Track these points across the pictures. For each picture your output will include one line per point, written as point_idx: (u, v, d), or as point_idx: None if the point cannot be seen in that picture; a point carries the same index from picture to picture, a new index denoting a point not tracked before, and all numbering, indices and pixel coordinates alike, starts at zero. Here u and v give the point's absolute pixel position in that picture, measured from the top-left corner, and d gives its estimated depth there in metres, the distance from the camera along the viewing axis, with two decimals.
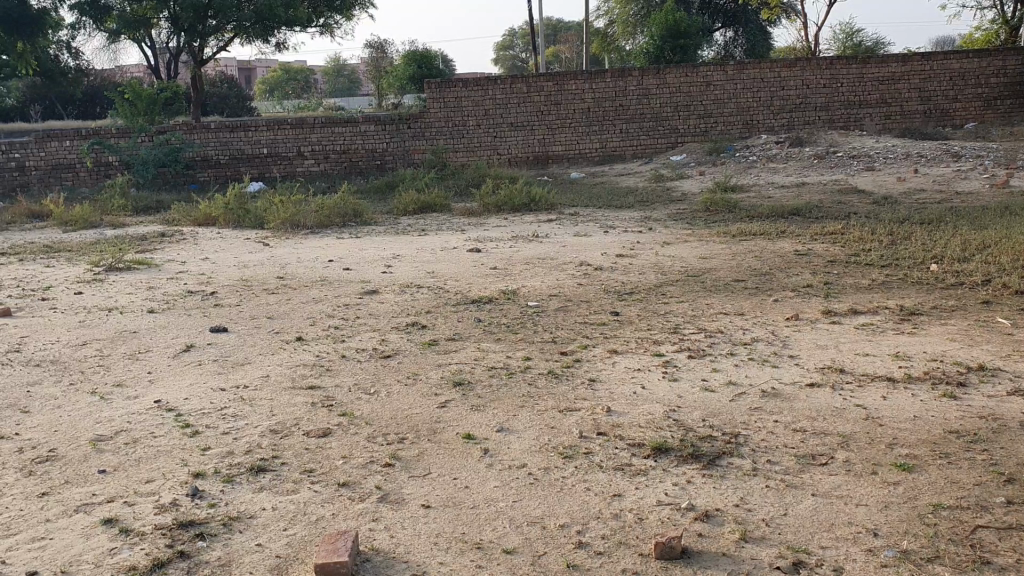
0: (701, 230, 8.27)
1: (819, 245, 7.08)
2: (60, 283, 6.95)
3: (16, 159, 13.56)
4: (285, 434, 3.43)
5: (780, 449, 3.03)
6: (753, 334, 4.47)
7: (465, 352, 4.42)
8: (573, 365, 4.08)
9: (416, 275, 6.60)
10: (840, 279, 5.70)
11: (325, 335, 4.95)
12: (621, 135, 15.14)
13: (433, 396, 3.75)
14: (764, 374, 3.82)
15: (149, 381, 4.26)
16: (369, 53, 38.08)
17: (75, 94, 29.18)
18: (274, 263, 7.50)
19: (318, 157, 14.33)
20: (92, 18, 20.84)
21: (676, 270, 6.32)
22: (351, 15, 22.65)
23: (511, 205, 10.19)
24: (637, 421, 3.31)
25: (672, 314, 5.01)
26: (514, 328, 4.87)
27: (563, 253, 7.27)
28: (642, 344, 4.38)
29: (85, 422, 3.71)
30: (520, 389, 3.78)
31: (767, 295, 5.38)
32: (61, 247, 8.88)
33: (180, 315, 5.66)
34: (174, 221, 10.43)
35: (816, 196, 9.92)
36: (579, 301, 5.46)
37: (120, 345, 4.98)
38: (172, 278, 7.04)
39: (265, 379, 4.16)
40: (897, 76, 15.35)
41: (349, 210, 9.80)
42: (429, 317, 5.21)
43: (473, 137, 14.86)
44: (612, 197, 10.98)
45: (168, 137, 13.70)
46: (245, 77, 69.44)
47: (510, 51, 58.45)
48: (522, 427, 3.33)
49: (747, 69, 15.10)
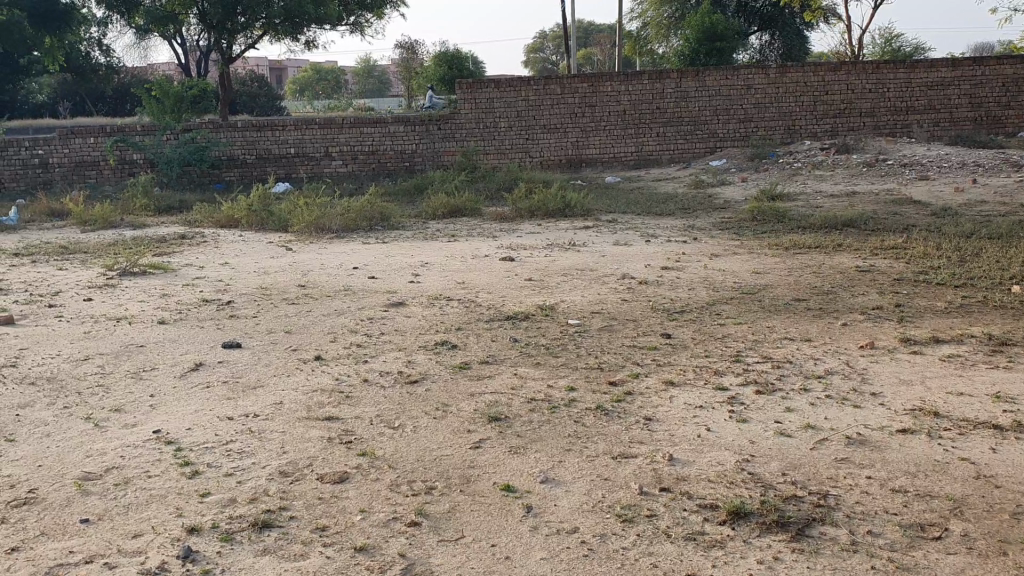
0: (752, 241, 7.77)
1: (881, 260, 6.55)
2: (72, 288, 6.59)
3: (39, 155, 13.29)
4: (296, 478, 2.98)
5: (882, 515, 2.55)
6: (827, 365, 3.97)
7: (500, 379, 3.96)
8: (625, 400, 3.60)
9: (447, 285, 6.15)
10: (912, 301, 5.17)
11: (346, 354, 4.50)
12: (658, 139, 14.62)
13: (466, 434, 3.29)
14: (847, 415, 3.33)
15: (151, 406, 3.83)
16: (399, 53, 37.72)
17: (106, 90, 29.08)
18: (296, 269, 7.08)
19: (346, 158, 13.94)
20: (121, 13, 20.53)
21: (729, 286, 5.82)
22: (382, 13, 22.23)
23: (544, 210, 9.73)
24: (706, 475, 2.86)
25: (729, 338, 4.53)
26: (555, 350, 4.40)
27: (603, 264, 6.79)
28: (701, 374, 3.90)
29: (74, 456, 3.28)
30: (565, 427, 3.32)
31: (833, 318, 4.87)
32: (78, 248, 8.53)
33: (193, 327, 5.25)
34: (197, 222, 10.08)
35: (869, 207, 9.38)
36: (624, 320, 4.99)
37: (125, 361, 4.57)
38: (189, 284, 6.64)
39: (278, 407, 3.72)
40: (947, 81, 14.75)
41: (376, 213, 9.39)
42: (459, 335, 4.75)
43: (505, 139, 14.41)
44: (651, 203, 10.51)
45: (194, 135, 13.36)
46: (277, 76, 69.97)
47: (542, 52, 58.02)
48: (572, 477, 2.88)
49: (791, 72, 14.53)
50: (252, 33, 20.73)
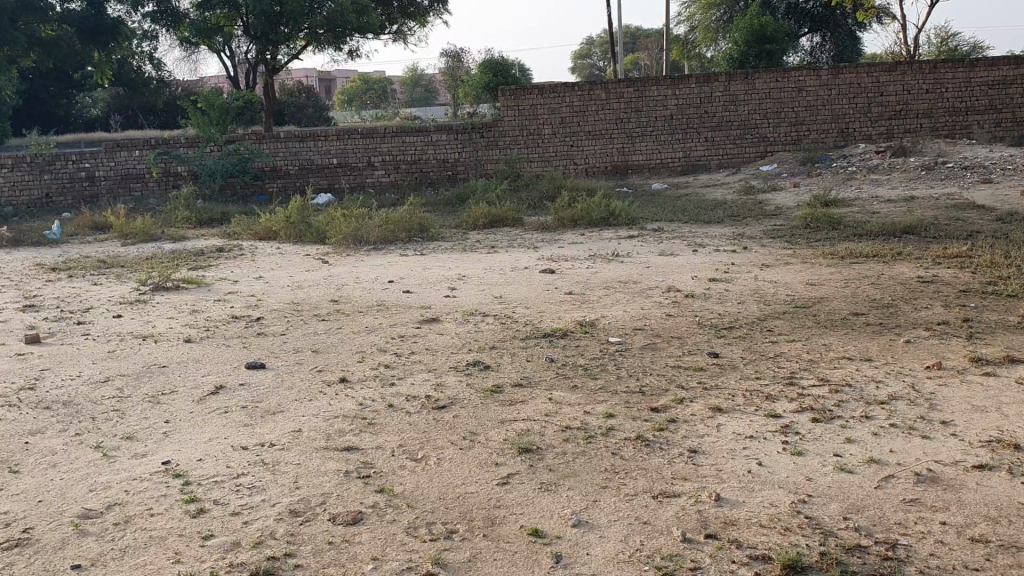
0: (805, 250, 7.39)
1: (945, 270, 6.16)
2: (104, 304, 6.46)
3: (85, 169, 13.32)
4: (306, 518, 2.74)
5: (960, 571, 2.24)
6: (890, 388, 3.63)
7: (534, 405, 3.68)
8: (668, 429, 3.30)
9: (483, 300, 5.90)
10: (982, 315, 4.79)
11: (373, 375, 4.26)
12: (706, 144, 14.24)
13: (493, 467, 3.03)
14: (915, 448, 3.01)
15: (164, 434, 3.63)
16: (445, 62, 37.63)
17: (156, 103, 29.45)
18: (331, 283, 6.89)
19: (388, 168, 13.78)
20: (167, 27, 20.78)
21: (781, 299, 5.48)
22: (425, 22, 22.12)
23: (588, 219, 9.43)
24: (758, 519, 2.56)
25: (782, 357, 4.20)
26: (593, 371, 4.11)
27: (647, 276, 6.50)
28: (752, 399, 3.59)
29: (77, 490, 3.08)
30: (602, 460, 3.03)
31: (895, 335, 4.52)
32: (115, 262, 8.44)
33: (219, 346, 5.05)
34: (235, 235, 9.95)
35: (929, 212, 8.94)
36: (669, 337, 4.68)
37: (146, 382, 4.39)
38: (220, 299, 6.48)
39: (295, 435, 3.49)
40: (1008, 80, 14.17)
41: (415, 224, 9.19)
42: (493, 355, 4.49)
43: (549, 146, 14.14)
44: (698, 211, 10.17)
45: (237, 147, 13.30)
46: (325, 87, 70.49)
47: (587, 59, 57.71)
48: (607, 520, 2.60)
49: (844, 73, 14.07)
50: (295, 43, 20.72)
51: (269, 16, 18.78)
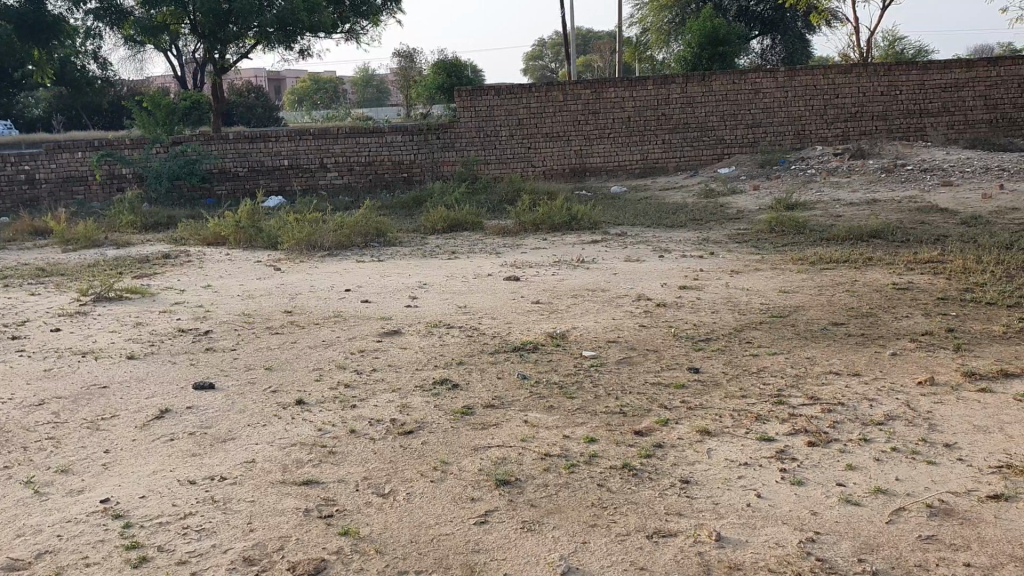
0: (773, 255, 7.23)
1: (919, 277, 6.02)
2: (41, 316, 6.07)
3: (25, 171, 12.78)
4: (263, 568, 2.46)
5: None
6: (885, 407, 3.44)
7: (509, 428, 3.43)
8: (656, 455, 3.07)
9: (445, 310, 5.63)
10: (964, 326, 4.64)
11: (331, 396, 3.96)
12: (664, 146, 14.10)
13: (469, 504, 2.77)
14: (923, 475, 2.81)
15: (103, 466, 3.30)
16: (397, 62, 37.21)
17: (100, 103, 28.65)
18: (285, 293, 6.55)
19: (342, 170, 13.42)
20: (110, 25, 20.20)
21: (756, 308, 5.28)
22: (378, 21, 21.74)
23: (550, 223, 9.19)
24: (764, 562, 2.35)
25: (767, 372, 3.99)
26: (569, 390, 3.86)
27: (615, 283, 6.27)
28: (740, 420, 3.37)
29: (2, 535, 2.75)
30: (587, 493, 2.79)
31: (880, 347, 4.33)
32: (55, 270, 8.01)
33: (163, 363, 4.71)
34: (183, 240, 9.56)
35: (893, 216, 8.84)
36: (645, 350, 4.45)
37: (84, 405, 4.05)
38: (166, 310, 6.11)
39: (248, 467, 3.20)
40: (961, 83, 14.22)
41: (372, 228, 8.87)
42: (461, 372, 4.22)
43: (506, 148, 13.89)
44: (661, 214, 10.00)
45: (184, 148, 12.84)
46: (274, 87, 69.56)
47: (540, 60, 57.68)
48: (601, 566, 2.36)
49: (800, 76, 14.02)
50: (245, 42, 20.20)
51: (216, 14, 18.29)
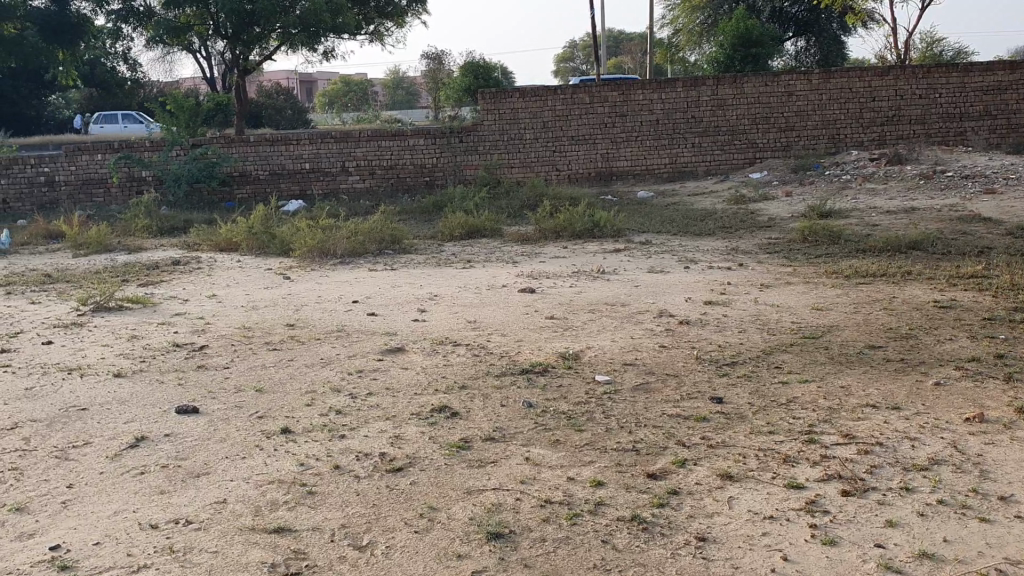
0: (806, 267, 6.85)
1: (962, 294, 5.62)
2: (36, 326, 5.82)
3: (45, 173, 12.65)
4: None
5: None
6: (929, 449, 3.07)
7: (507, 468, 3.09)
8: (670, 505, 2.72)
9: (453, 326, 5.30)
10: (1016, 351, 4.24)
11: (320, 424, 3.66)
12: (693, 150, 13.70)
13: (455, 562, 2.45)
14: (976, 537, 2.45)
15: (62, 504, 3.01)
16: (426, 63, 36.96)
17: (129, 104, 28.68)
18: (290, 304, 6.26)
19: (363, 173, 13.15)
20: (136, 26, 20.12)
21: (786, 328, 4.91)
22: (404, 21, 21.51)
23: (571, 231, 8.86)
24: None
25: (796, 404, 3.63)
26: (577, 421, 3.52)
27: (636, 297, 5.93)
28: (767, 463, 3.01)
29: None
30: (590, 552, 2.46)
31: (921, 375, 3.96)
32: (62, 276, 7.80)
33: (150, 383, 4.43)
34: (196, 245, 9.32)
35: (933, 225, 8.42)
36: (664, 375, 4.10)
37: (58, 431, 3.76)
38: (166, 322, 5.84)
39: (218, 509, 2.89)
40: (1004, 85, 13.69)
41: (388, 234, 8.57)
42: (462, 398, 3.89)
43: (530, 151, 13.56)
44: (689, 221, 9.64)
45: (204, 150, 12.63)
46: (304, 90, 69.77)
47: (571, 62, 57.33)
48: None
49: (836, 77, 13.55)
50: (269, 43, 20.05)
51: (239, 14, 18.13)
